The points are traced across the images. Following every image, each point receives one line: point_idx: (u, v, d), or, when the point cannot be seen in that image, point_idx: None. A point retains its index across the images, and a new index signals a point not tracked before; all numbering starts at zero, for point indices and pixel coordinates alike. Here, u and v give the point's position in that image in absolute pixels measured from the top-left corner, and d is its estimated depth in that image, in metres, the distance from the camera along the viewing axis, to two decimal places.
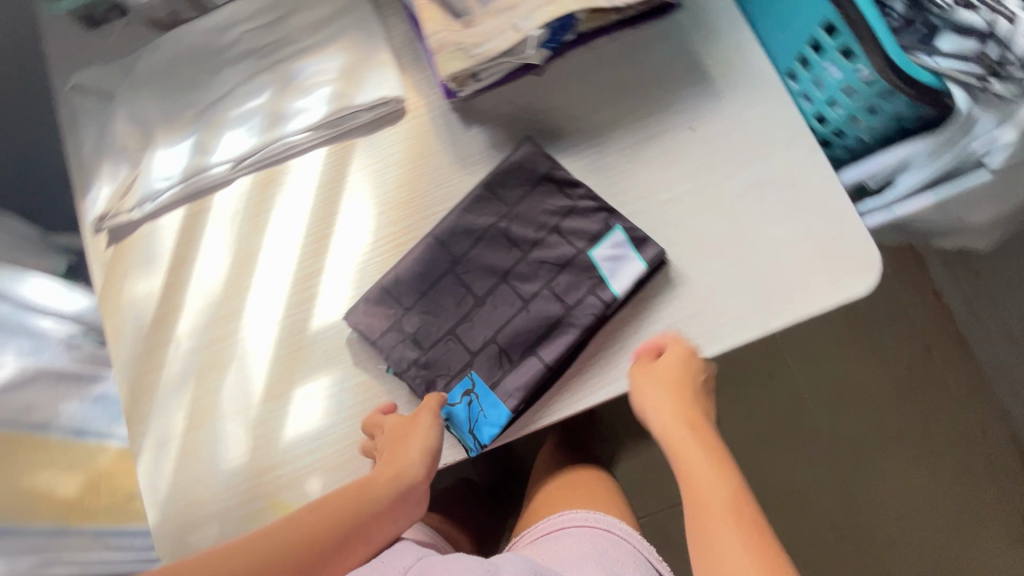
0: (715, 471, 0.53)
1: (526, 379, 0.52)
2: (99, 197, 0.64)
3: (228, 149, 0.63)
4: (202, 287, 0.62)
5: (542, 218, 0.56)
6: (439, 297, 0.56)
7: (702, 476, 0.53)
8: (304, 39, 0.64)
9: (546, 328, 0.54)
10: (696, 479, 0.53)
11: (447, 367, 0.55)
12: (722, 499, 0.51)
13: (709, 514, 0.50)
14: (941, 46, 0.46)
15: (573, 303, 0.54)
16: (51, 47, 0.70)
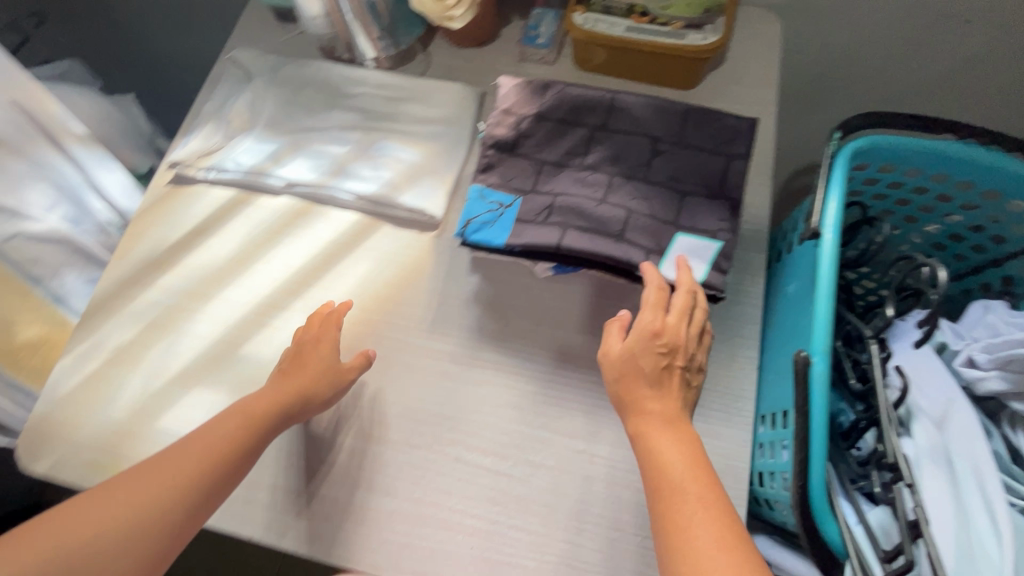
0: (687, 483, 0.45)
1: (533, 240, 0.55)
2: (188, 145, 0.74)
3: (292, 171, 0.71)
4: (196, 259, 0.70)
5: (661, 228, 0.55)
6: (626, 135, 0.58)
7: (698, 528, 0.42)
8: (404, 125, 0.72)
9: (593, 230, 0.54)
10: (698, 536, 0.42)
11: (543, 166, 0.58)
12: (716, 530, 0.42)
13: (694, 479, 0.45)
14: (868, 515, 0.50)
15: (626, 238, 0.54)
16: (246, 22, 0.84)
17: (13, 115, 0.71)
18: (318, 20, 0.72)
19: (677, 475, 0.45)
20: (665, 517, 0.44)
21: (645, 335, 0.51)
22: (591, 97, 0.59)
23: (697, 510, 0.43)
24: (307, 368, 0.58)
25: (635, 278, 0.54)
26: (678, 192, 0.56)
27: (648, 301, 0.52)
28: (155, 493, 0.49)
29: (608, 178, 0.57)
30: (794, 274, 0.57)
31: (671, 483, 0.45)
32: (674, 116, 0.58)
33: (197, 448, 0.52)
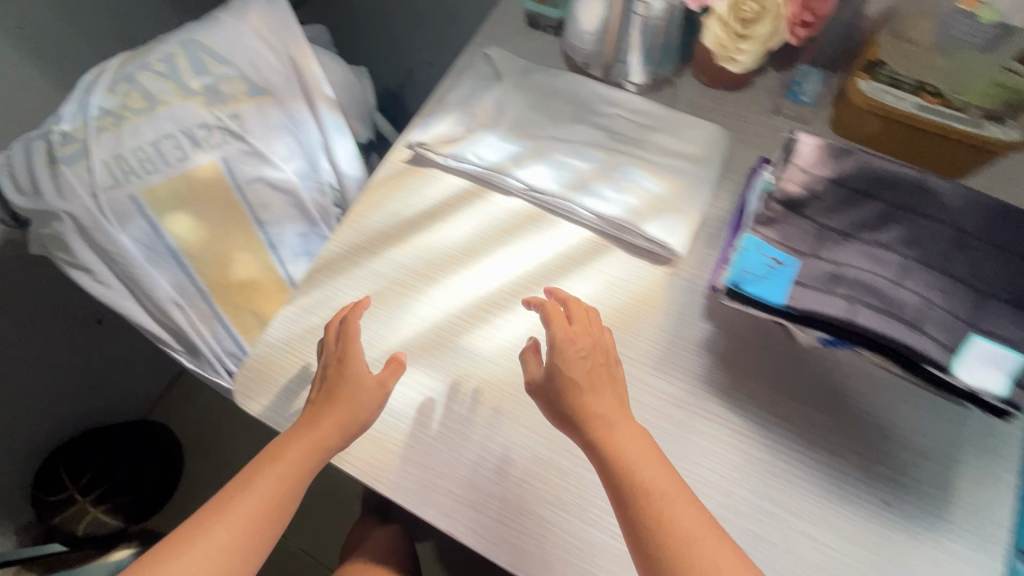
0: (667, 489, 0.50)
1: (816, 307, 0.52)
2: (433, 129, 0.76)
3: (533, 176, 0.71)
4: (425, 241, 0.71)
5: (958, 325, 0.51)
6: (927, 218, 0.55)
7: (657, 490, 0.50)
8: (650, 153, 0.71)
9: (885, 311, 0.51)
10: (694, 539, 0.48)
11: (830, 231, 0.56)
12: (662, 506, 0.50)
13: (683, 498, 0.50)
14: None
15: (921, 328, 0.51)
16: (497, 22, 0.86)
17: (286, 69, 0.76)
18: (589, 36, 0.73)
19: (610, 453, 0.52)
20: (642, 494, 0.50)
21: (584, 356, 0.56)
22: (893, 173, 0.56)
23: (660, 479, 0.51)
24: (336, 404, 0.58)
25: (919, 371, 0.51)
26: (980, 292, 0.52)
27: (552, 316, 0.58)
28: (235, 539, 0.52)
29: (902, 259, 0.54)
30: None
31: (651, 494, 0.50)
32: (985, 210, 0.54)
33: (256, 491, 0.55)
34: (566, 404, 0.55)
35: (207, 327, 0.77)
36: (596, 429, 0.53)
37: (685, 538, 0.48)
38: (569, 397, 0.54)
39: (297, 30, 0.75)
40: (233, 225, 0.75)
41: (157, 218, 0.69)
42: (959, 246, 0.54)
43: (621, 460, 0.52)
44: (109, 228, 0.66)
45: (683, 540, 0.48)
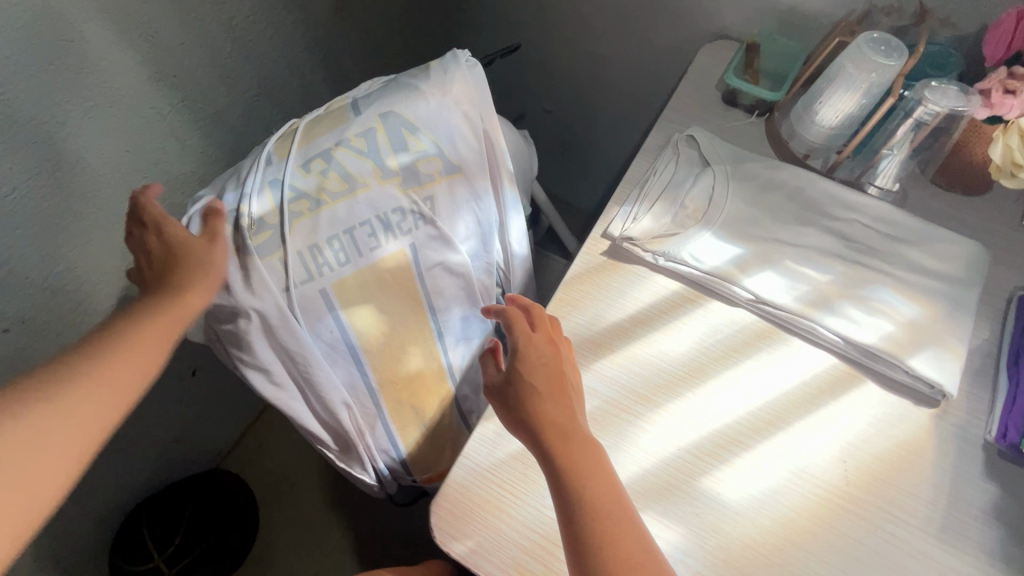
0: (599, 495, 0.49)
1: None
2: (639, 219, 0.68)
3: (763, 284, 0.63)
4: (639, 353, 0.62)
5: None
6: None
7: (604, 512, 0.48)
8: (898, 267, 0.63)
9: None
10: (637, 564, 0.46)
11: None
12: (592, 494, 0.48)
13: (612, 501, 0.49)
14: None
15: None
16: (690, 97, 0.79)
17: (477, 141, 0.66)
18: (829, 129, 0.67)
19: (557, 445, 0.50)
20: (587, 506, 0.48)
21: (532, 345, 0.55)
22: None
23: (595, 483, 0.49)
24: (190, 274, 0.51)
25: None
26: None
27: (531, 333, 0.56)
28: (77, 411, 0.42)
29: None
30: None
31: (599, 508, 0.48)
32: None
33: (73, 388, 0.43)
34: (557, 447, 0.50)
35: (369, 426, 0.69)
36: (526, 405, 0.52)
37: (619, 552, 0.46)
38: (541, 375, 0.53)
39: (488, 96, 0.67)
40: (412, 318, 0.66)
41: (344, 315, 0.61)
42: None
43: (587, 492, 0.48)
44: (296, 327, 0.58)
45: (627, 564, 0.46)
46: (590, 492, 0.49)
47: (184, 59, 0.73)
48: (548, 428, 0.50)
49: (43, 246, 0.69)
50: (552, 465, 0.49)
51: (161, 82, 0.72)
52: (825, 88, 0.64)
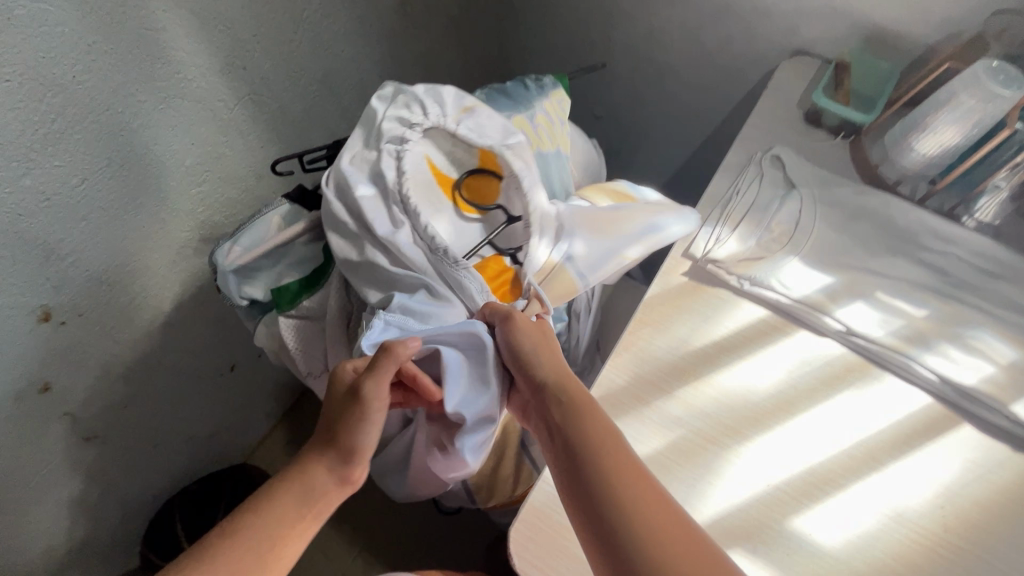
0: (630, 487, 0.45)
1: None
2: (724, 241, 0.66)
3: (854, 315, 0.61)
4: (725, 381, 0.60)
5: None
6: None
7: (641, 511, 0.43)
8: (996, 306, 0.61)
9: None
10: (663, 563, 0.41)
11: None
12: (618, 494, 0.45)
13: (651, 499, 0.44)
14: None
15: None
16: (771, 114, 0.76)
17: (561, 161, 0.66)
18: (928, 156, 0.65)
19: (578, 440, 0.47)
20: (621, 505, 0.44)
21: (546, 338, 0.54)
22: None
23: (630, 478, 0.45)
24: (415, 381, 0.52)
25: None
26: None
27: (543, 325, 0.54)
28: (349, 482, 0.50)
29: None
30: None
31: (641, 504, 0.44)
32: None
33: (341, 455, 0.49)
34: (582, 444, 0.47)
35: None
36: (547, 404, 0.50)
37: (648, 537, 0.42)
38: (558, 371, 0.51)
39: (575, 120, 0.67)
40: None
41: None
42: None
43: (618, 492, 0.44)
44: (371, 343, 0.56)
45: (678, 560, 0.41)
46: (624, 483, 0.45)
47: (254, 50, 0.70)
48: (572, 431, 0.48)
49: (106, 239, 0.67)
50: (575, 459, 0.47)
51: (231, 73, 0.69)
52: (930, 114, 0.63)
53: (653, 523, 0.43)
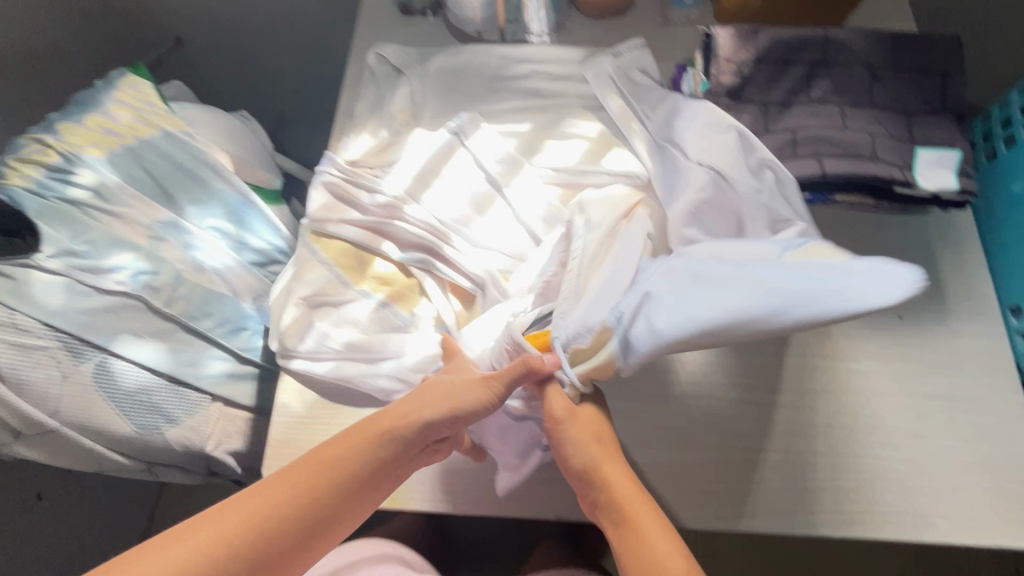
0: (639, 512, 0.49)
1: (799, 172, 0.56)
2: (358, 144, 0.72)
3: (480, 146, 0.69)
4: (394, 247, 0.65)
5: (901, 148, 0.57)
6: (844, 71, 0.60)
7: (642, 513, 0.49)
8: (578, 95, 0.72)
9: (847, 155, 0.56)
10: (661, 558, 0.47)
11: (765, 110, 0.60)
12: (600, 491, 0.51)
13: (628, 482, 0.51)
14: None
15: (880, 158, 0.56)
16: (371, 20, 0.82)
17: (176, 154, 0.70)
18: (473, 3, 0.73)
19: (623, 493, 0.50)
20: (632, 524, 0.49)
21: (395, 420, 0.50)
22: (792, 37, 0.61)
23: (630, 487, 0.50)
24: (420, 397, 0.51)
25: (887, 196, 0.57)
26: (910, 120, 0.59)
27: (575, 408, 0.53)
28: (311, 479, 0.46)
29: (840, 107, 0.59)
30: (1017, 173, 0.60)
31: (635, 503, 0.50)
32: (884, 42, 0.61)
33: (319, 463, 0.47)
34: (599, 489, 0.51)
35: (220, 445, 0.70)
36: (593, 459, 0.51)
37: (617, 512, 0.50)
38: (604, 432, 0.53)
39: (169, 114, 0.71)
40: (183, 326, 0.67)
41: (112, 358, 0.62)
42: (871, 81, 0.60)
43: (615, 495, 0.50)
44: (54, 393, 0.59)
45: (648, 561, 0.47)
46: (626, 489, 0.50)
47: None
48: (607, 477, 0.51)
49: None
50: (596, 492, 0.51)
51: None
52: None
53: (638, 516, 0.49)
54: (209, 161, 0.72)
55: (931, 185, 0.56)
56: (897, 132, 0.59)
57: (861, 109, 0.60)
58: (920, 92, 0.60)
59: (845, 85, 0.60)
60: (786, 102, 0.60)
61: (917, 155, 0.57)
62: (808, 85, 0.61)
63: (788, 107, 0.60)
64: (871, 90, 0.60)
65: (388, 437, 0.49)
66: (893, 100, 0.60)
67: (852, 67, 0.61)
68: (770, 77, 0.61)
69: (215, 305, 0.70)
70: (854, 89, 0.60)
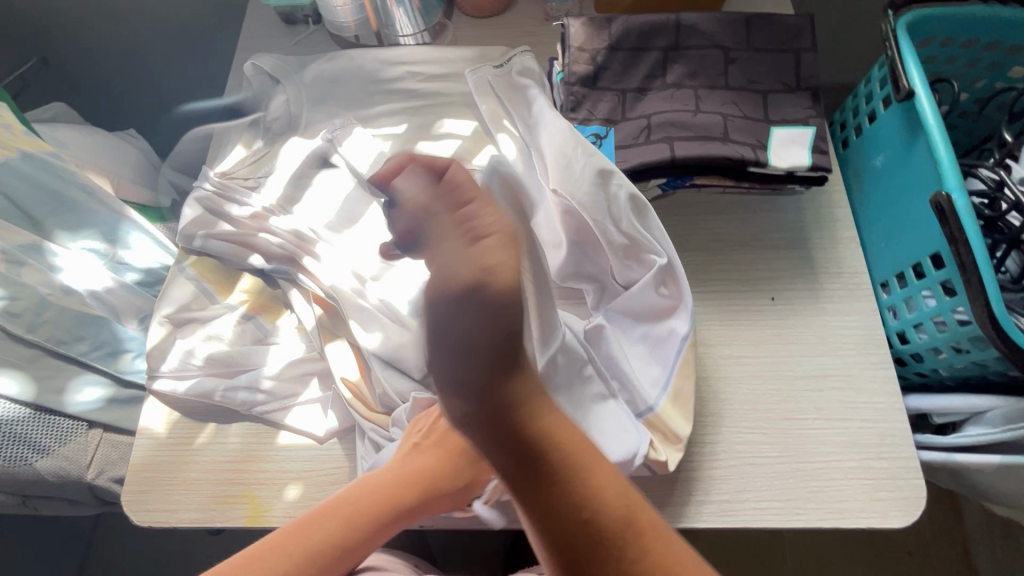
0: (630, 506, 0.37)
1: (650, 157, 0.56)
2: (230, 156, 0.70)
3: (354, 151, 0.67)
4: (260, 259, 0.63)
5: (755, 126, 0.57)
6: (698, 54, 0.60)
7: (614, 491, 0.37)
8: (454, 96, 0.71)
9: (698, 138, 0.56)
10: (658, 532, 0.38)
11: (622, 97, 0.60)
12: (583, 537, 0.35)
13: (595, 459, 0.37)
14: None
15: (731, 139, 0.56)
16: (251, 30, 0.80)
17: (40, 177, 0.69)
18: (343, 8, 0.72)
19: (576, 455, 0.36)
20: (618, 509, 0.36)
21: (396, 482, 0.51)
22: (646, 23, 0.60)
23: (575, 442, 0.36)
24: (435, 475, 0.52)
25: (744, 175, 0.57)
26: (766, 99, 0.58)
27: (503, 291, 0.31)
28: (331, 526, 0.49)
29: (694, 91, 0.59)
30: (880, 145, 0.59)
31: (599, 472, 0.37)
32: (737, 24, 0.60)
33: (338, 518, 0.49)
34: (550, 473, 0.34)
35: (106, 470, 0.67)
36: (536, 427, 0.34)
37: (620, 539, 0.36)
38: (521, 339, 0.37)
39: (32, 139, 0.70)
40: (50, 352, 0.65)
41: None
42: (726, 63, 0.60)
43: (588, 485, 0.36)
44: None
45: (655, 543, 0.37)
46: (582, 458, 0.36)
47: None
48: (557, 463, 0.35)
49: None
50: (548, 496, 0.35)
51: None
52: None
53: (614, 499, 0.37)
54: (80, 184, 0.71)
55: (783, 164, 0.56)
56: (753, 111, 0.58)
57: (717, 91, 0.59)
58: (776, 71, 0.59)
59: (701, 68, 0.60)
60: (642, 88, 0.60)
61: (772, 133, 0.57)
62: (665, 70, 0.60)
63: (645, 93, 0.60)
64: (727, 72, 0.59)
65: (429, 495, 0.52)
66: (749, 80, 0.59)
67: (707, 50, 0.60)
68: (627, 66, 0.60)
69: (89, 328, 0.68)
70: (710, 71, 0.60)
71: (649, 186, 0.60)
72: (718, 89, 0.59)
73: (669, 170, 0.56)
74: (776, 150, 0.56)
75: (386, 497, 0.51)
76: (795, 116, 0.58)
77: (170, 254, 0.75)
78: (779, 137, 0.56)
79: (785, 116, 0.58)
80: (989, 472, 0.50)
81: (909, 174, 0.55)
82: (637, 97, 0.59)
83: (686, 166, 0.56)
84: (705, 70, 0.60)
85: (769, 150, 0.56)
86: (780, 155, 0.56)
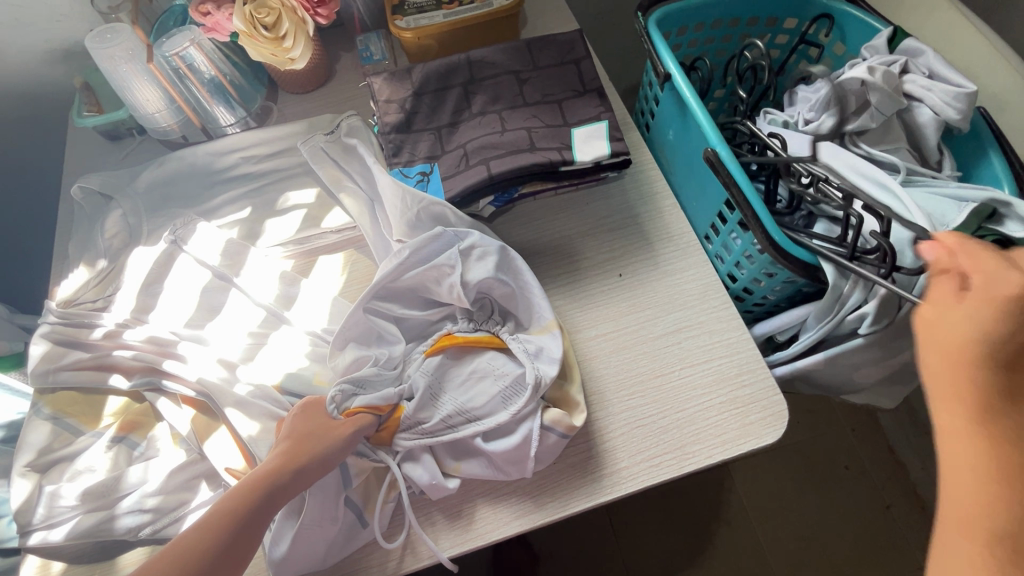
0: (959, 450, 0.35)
1: (471, 179, 0.60)
2: (71, 282, 0.68)
3: (201, 245, 0.68)
4: (122, 378, 0.61)
5: (556, 130, 0.64)
6: (493, 81, 0.67)
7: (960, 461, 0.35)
8: (293, 171, 0.74)
9: (509, 153, 0.62)
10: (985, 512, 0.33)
11: (437, 134, 0.65)
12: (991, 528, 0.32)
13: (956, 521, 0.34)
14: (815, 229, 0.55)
15: (538, 146, 0.62)
16: (74, 154, 0.79)
17: None
18: (159, 113, 0.73)
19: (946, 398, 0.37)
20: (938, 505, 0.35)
21: (236, 494, 0.45)
22: (442, 66, 0.67)
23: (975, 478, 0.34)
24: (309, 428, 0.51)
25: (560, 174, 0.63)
26: (561, 105, 0.66)
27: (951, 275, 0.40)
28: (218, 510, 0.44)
29: (498, 114, 0.65)
30: (667, 122, 0.68)
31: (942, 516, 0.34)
32: (520, 49, 0.68)
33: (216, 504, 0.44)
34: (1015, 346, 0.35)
35: None
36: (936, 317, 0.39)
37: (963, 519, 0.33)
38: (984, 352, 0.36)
39: None
40: None
41: None
42: (519, 83, 0.67)
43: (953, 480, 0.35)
44: None
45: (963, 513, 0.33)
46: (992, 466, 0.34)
47: None
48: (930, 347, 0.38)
49: None
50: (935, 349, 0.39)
51: None
52: (119, 82, 0.69)
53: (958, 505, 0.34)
54: None
55: (587, 157, 0.63)
56: (553, 119, 0.65)
57: (517, 109, 0.65)
58: (564, 81, 0.67)
59: (499, 93, 0.66)
60: (453, 122, 0.65)
61: (572, 134, 0.64)
62: (468, 102, 0.66)
63: (456, 125, 0.65)
64: (521, 91, 0.66)
65: (272, 487, 0.46)
66: (542, 94, 0.66)
67: (500, 77, 0.67)
68: (434, 106, 0.66)
69: None
70: (507, 94, 0.66)
71: (481, 205, 0.65)
72: (518, 108, 0.65)
73: (493, 185, 0.62)
74: (578, 147, 0.63)
75: (221, 519, 0.43)
76: (590, 114, 0.65)
77: (28, 398, 0.72)
78: (579, 136, 0.63)
79: (581, 116, 0.65)
80: (822, 367, 0.58)
81: (691, 141, 0.64)
82: (450, 131, 0.65)
83: (504, 181, 0.62)
84: (503, 94, 0.66)
85: (572, 148, 0.63)
86: (582, 150, 0.63)
